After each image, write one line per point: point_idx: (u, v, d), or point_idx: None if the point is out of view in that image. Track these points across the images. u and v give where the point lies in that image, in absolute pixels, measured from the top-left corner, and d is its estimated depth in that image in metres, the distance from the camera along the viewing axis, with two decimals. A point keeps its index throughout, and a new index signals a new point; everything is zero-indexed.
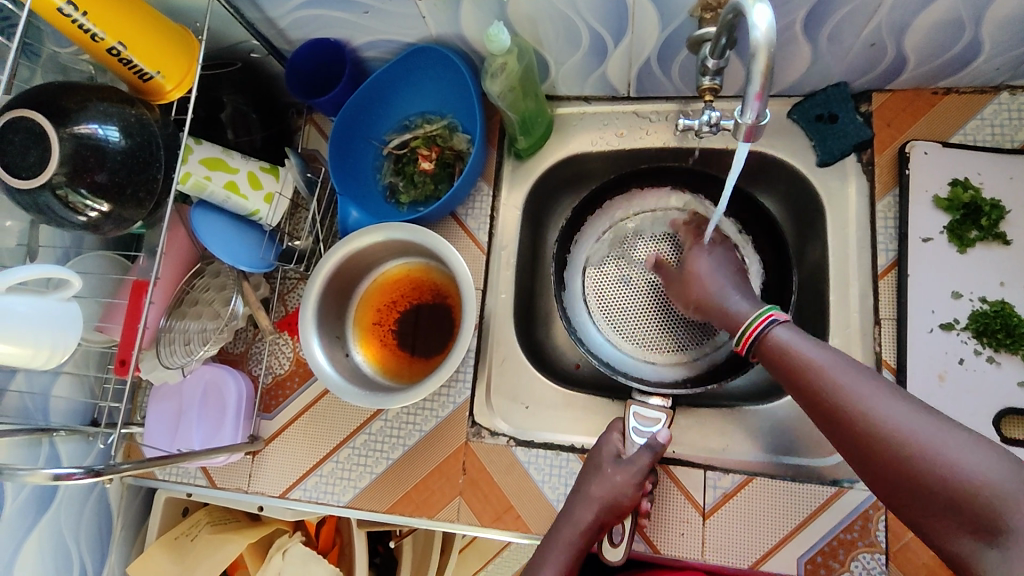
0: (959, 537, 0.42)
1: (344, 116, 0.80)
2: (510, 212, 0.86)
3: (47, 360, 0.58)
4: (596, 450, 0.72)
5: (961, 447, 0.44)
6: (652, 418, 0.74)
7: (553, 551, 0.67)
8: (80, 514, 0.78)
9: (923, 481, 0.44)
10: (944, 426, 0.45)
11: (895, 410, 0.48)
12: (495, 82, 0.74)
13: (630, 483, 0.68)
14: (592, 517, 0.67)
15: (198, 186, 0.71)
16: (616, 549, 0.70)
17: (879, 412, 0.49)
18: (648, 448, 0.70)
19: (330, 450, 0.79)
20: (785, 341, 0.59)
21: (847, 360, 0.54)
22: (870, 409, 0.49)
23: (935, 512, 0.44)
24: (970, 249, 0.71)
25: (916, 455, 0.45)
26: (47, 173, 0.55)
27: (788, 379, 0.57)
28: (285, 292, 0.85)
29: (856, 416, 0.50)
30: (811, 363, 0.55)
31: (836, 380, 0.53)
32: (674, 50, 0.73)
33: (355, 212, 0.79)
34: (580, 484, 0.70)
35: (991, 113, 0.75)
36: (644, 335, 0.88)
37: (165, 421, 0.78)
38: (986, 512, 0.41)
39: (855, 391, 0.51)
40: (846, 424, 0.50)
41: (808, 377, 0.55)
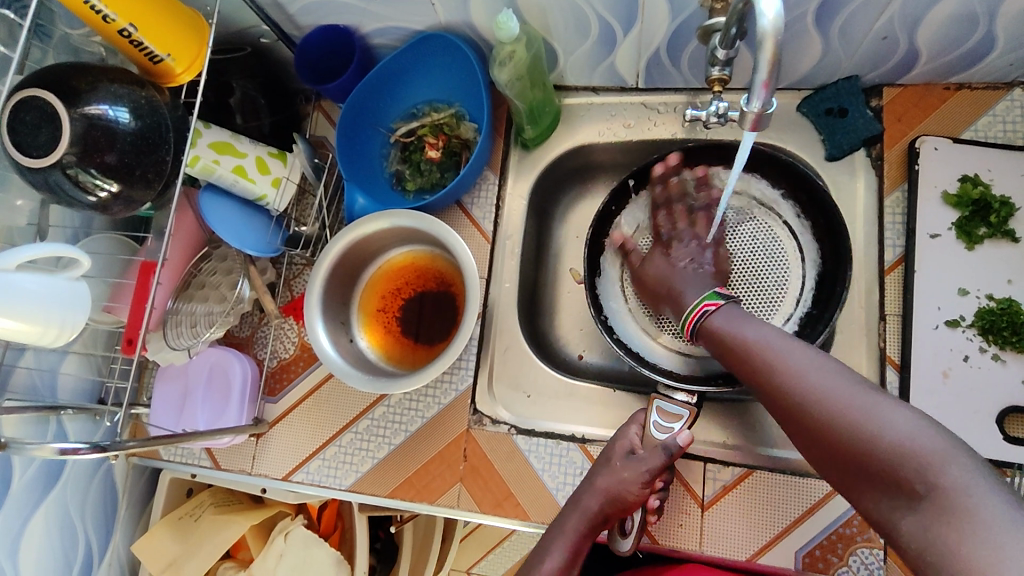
0: (880, 497, 0.45)
1: (352, 103, 0.81)
2: (515, 201, 0.86)
3: (55, 338, 0.59)
4: (612, 443, 0.71)
5: (890, 415, 0.45)
6: (674, 414, 0.71)
7: (558, 538, 0.68)
8: (86, 491, 0.79)
9: (846, 446, 0.47)
10: (873, 397, 0.47)
11: (824, 380, 0.51)
12: (502, 70, 0.74)
13: (638, 480, 0.66)
14: (598, 507, 0.67)
15: (206, 170, 0.72)
16: (625, 539, 0.70)
17: (810, 384, 0.51)
18: (664, 450, 0.66)
19: (333, 435, 0.80)
20: (724, 327, 0.63)
21: (787, 341, 0.57)
22: (802, 383, 0.52)
23: (862, 479, 0.46)
24: (978, 246, 0.70)
25: (840, 423, 0.48)
26: (59, 152, 0.56)
27: (735, 364, 0.61)
28: (292, 277, 0.86)
29: (791, 395, 0.52)
30: (753, 345, 0.59)
31: (775, 360, 0.56)
32: (683, 41, 0.73)
33: (361, 199, 0.80)
34: (590, 475, 0.70)
35: (1003, 109, 0.74)
36: (682, 325, 0.84)
37: (170, 402, 0.78)
38: (898, 472, 0.43)
39: (795, 370, 0.53)
40: (783, 399, 0.53)
41: (752, 358, 0.58)
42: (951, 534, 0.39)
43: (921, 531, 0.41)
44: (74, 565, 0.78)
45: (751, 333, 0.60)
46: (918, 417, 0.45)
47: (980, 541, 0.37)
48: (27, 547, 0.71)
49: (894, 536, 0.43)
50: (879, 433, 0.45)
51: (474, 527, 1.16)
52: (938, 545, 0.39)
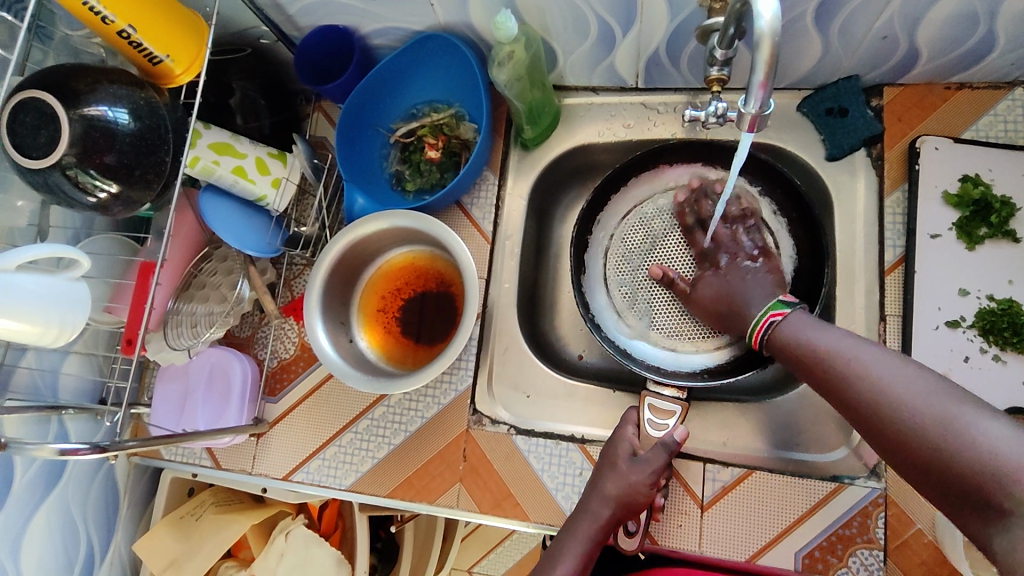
0: (973, 516, 0.41)
1: (351, 103, 0.81)
2: (515, 202, 0.86)
3: (56, 338, 0.59)
4: (611, 446, 0.71)
5: (981, 426, 0.42)
6: (666, 411, 0.75)
7: (572, 544, 0.66)
8: (88, 491, 0.79)
9: (937, 461, 0.43)
10: (960, 405, 0.44)
11: (908, 390, 0.47)
12: (501, 71, 0.74)
13: (645, 483, 0.67)
14: (609, 514, 0.67)
15: (206, 171, 0.72)
16: (631, 538, 0.70)
17: (893, 395, 0.48)
18: (663, 447, 0.68)
19: (333, 435, 0.80)
20: (790, 332, 0.61)
21: (866, 347, 0.54)
22: (884, 393, 0.49)
23: (949, 493, 0.43)
24: (979, 247, 0.70)
25: (923, 435, 0.45)
26: (58, 153, 0.56)
27: (809, 373, 0.57)
28: (292, 277, 0.86)
29: (867, 402, 0.50)
30: (827, 352, 0.55)
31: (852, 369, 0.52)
32: (682, 41, 0.73)
33: (360, 198, 0.80)
34: (596, 481, 0.70)
35: (1005, 109, 0.74)
36: (662, 318, 0.84)
37: (171, 402, 0.79)
38: (994, 489, 0.40)
39: (871, 375, 0.51)
40: (862, 410, 0.50)
41: (824, 367, 0.55)
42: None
43: (1013, 551, 0.38)
44: (75, 564, 0.79)
45: (826, 341, 0.56)
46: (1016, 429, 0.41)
47: None
48: (28, 546, 0.71)
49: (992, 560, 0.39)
50: (971, 446, 0.42)
51: (475, 527, 1.16)
52: None
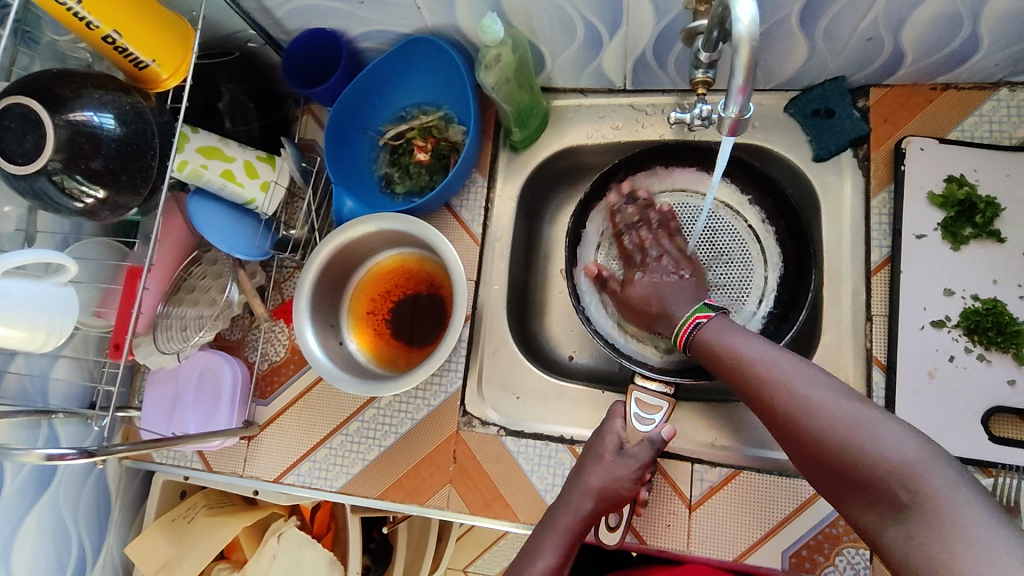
0: (864, 504, 0.49)
1: (340, 106, 0.81)
2: (504, 203, 0.86)
3: (44, 343, 0.60)
4: (598, 439, 0.71)
5: (881, 430, 0.49)
6: (654, 405, 0.74)
7: (550, 536, 0.67)
8: (79, 495, 0.80)
9: (837, 459, 0.50)
10: (862, 410, 0.51)
11: (814, 395, 0.54)
12: (489, 73, 0.74)
13: (631, 477, 0.67)
14: (590, 507, 0.67)
15: (194, 174, 0.72)
16: (613, 532, 0.71)
17: (800, 399, 0.54)
18: (648, 443, 0.69)
19: (323, 437, 0.80)
20: (712, 335, 0.65)
21: (776, 351, 0.59)
22: (793, 397, 0.55)
23: (851, 487, 0.50)
24: (964, 247, 0.70)
25: (831, 438, 0.51)
26: (43, 158, 0.56)
27: (722, 373, 0.62)
28: (281, 281, 0.86)
29: (782, 404, 0.55)
30: (744, 357, 0.60)
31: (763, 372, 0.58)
32: (668, 43, 0.73)
33: (349, 201, 0.80)
34: (580, 470, 0.70)
35: (990, 109, 0.74)
36: None
37: (160, 406, 0.79)
38: (883, 485, 0.47)
39: (786, 381, 0.56)
40: (772, 411, 0.56)
41: (742, 371, 0.60)
42: (937, 543, 0.43)
43: (905, 539, 0.45)
44: (67, 567, 0.79)
45: (740, 344, 0.61)
46: (901, 432, 0.48)
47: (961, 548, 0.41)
48: (19, 550, 0.71)
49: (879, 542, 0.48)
50: (864, 447, 0.49)
51: (470, 527, 1.17)
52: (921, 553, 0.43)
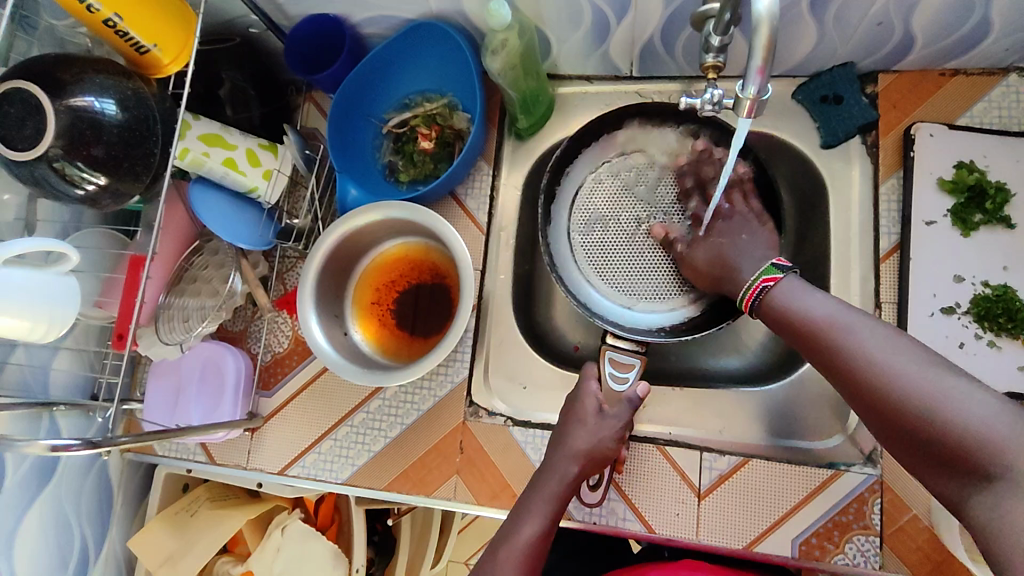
0: (947, 480, 0.44)
1: (342, 94, 0.80)
2: (509, 192, 0.86)
3: (45, 334, 0.59)
4: (576, 403, 0.71)
5: (976, 405, 0.43)
6: (626, 363, 0.75)
7: (537, 502, 0.64)
8: (81, 488, 0.79)
9: (917, 425, 0.45)
10: (952, 381, 0.45)
11: (895, 360, 0.48)
12: (495, 59, 0.73)
13: (613, 437, 0.68)
14: (578, 470, 0.66)
15: (196, 163, 0.71)
16: (594, 492, 0.73)
17: (878, 360, 0.49)
18: (626, 402, 0.71)
19: (328, 428, 0.79)
20: (782, 297, 0.60)
21: (856, 315, 0.54)
22: (867, 359, 0.49)
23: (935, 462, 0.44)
24: (974, 233, 0.70)
25: (917, 410, 0.45)
26: (44, 145, 0.55)
27: (794, 336, 0.57)
28: (284, 271, 0.84)
29: (860, 374, 0.49)
30: (818, 320, 0.55)
31: (836, 333, 0.53)
32: (677, 28, 0.72)
33: (353, 189, 0.80)
34: (563, 435, 0.69)
35: (999, 95, 0.73)
36: (625, 277, 0.83)
37: (163, 397, 0.78)
38: (970, 455, 0.42)
39: (868, 346, 0.50)
40: (849, 379, 0.50)
41: (812, 333, 0.55)
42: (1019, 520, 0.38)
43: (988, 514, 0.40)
44: (69, 562, 0.78)
45: (811, 304, 0.57)
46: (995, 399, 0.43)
47: None
48: (21, 545, 0.70)
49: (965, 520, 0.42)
50: (953, 418, 0.43)
51: (472, 519, 1.17)
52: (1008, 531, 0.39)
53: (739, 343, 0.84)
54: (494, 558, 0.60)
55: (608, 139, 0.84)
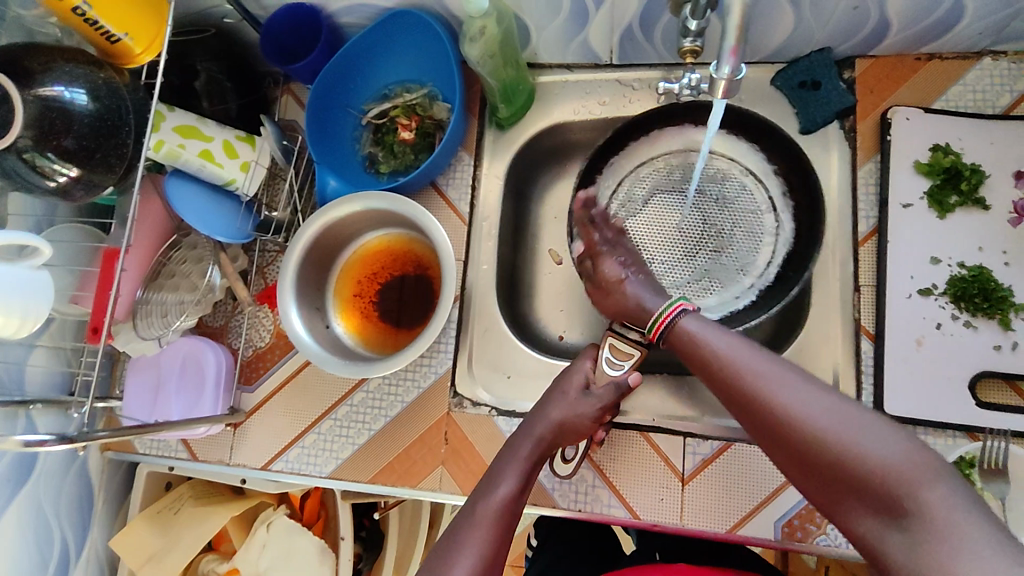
0: (858, 514, 0.44)
1: (319, 84, 0.79)
2: (491, 182, 0.86)
3: (18, 329, 0.58)
4: (564, 377, 0.72)
5: (883, 440, 0.44)
6: (626, 353, 0.72)
7: (509, 468, 0.64)
8: (60, 487, 0.77)
9: (832, 462, 0.45)
10: (856, 415, 0.46)
11: (801, 396, 0.48)
12: (473, 47, 0.72)
13: (592, 415, 0.69)
14: (550, 435, 0.67)
15: (171, 155, 0.70)
16: (566, 464, 0.74)
17: (789, 398, 0.48)
18: (613, 387, 0.71)
19: (312, 422, 0.79)
20: (692, 327, 0.60)
21: (757, 350, 0.54)
22: (773, 392, 0.49)
23: (849, 497, 0.45)
24: (950, 215, 0.71)
25: (830, 446, 0.45)
26: (12, 135, 0.54)
27: (703, 369, 0.56)
28: (265, 265, 0.83)
29: (771, 411, 0.49)
30: (726, 353, 0.55)
31: (740, 367, 0.53)
32: (655, 14, 0.73)
33: (332, 180, 0.79)
34: (542, 405, 0.70)
35: (973, 79, 0.74)
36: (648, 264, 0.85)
37: (143, 393, 0.77)
38: (884, 492, 0.43)
39: (777, 379, 0.50)
40: (760, 415, 0.50)
41: (722, 367, 0.54)
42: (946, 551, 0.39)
43: (911, 549, 0.41)
44: (49, 561, 0.77)
45: (716, 339, 0.56)
46: (888, 432, 0.45)
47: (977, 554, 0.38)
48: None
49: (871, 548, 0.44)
50: (868, 454, 0.44)
51: None
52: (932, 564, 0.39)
53: None
54: (469, 514, 0.59)
55: (657, 133, 0.87)
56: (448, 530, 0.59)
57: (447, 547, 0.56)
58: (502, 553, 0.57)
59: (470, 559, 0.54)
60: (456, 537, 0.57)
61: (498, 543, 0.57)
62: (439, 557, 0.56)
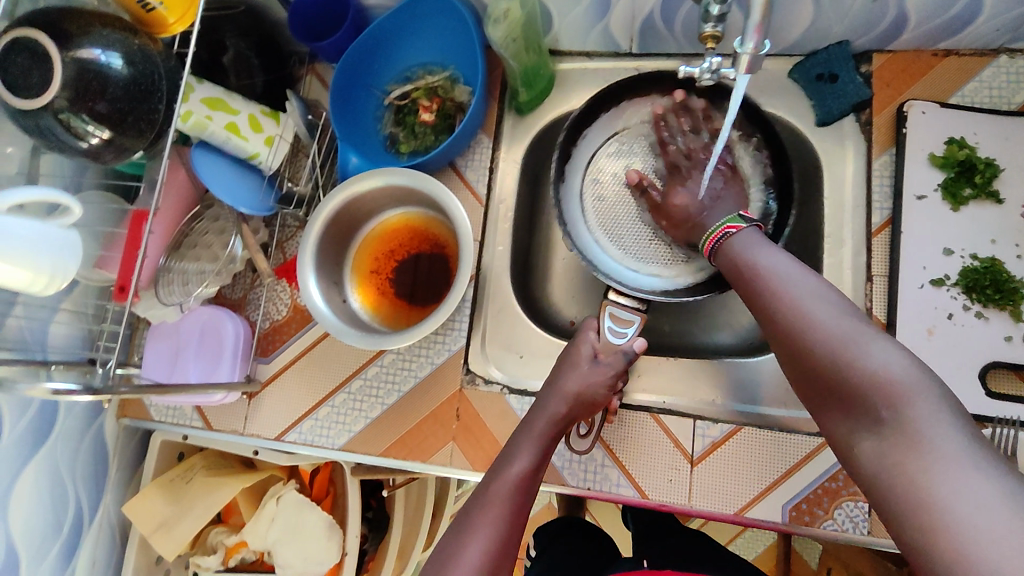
0: (842, 417, 0.48)
1: (345, 62, 0.80)
2: (509, 166, 0.87)
3: (46, 286, 0.60)
4: (571, 349, 0.74)
5: (881, 355, 0.47)
6: (626, 319, 0.76)
7: (525, 444, 0.67)
8: (77, 451, 0.79)
9: (825, 366, 0.49)
10: (866, 330, 0.49)
11: (817, 309, 0.52)
12: (497, 27, 0.74)
13: (604, 383, 0.71)
14: (566, 410, 0.69)
15: (198, 125, 0.71)
16: (584, 438, 0.74)
17: (804, 310, 0.52)
18: (622, 354, 0.74)
19: (325, 395, 0.80)
20: (737, 245, 0.63)
21: (798, 270, 0.57)
22: (795, 304, 0.53)
23: (836, 399, 0.49)
24: (964, 207, 0.72)
25: (828, 351, 0.49)
26: (51, 94, 0.55)
27: (742, 287, 0.61)
28: (285, 239, 0.85)
29: (784, 319, 0.54)
30: (762, 268, 0.58)
31: (774, 286, 0.56)
32: (676, 2, 0.74)
33: (355, 157, 0.80)
34: (553, 379, 0.72)
35: (990, 75, 0.75)
36: (632, 239, 0.85)
37: (161, 357, 0.78)
38: (867, 399, 0.46)
39: (800, 296, 0.54)
40: (777, 324, 0.55)
41: (753, 283, 0.59)
42: (907, 461, 0.42)
43: (878, 450, 0.44)
44: (64, 523, 0.78)
45: (763, 257, 0.59)
46: (903, 353, 0.47)
47: (930, 468, 0.40)
48: (16, 502, 0.70)
49: (851, 455, 0.47)
50: (861, 363, 0.47)
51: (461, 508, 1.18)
52: (891, 469, 0.43)
53: (734, 319, 0.85)
54: (484, 491, 0.61)
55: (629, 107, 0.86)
56: (465, 504, 0.61)
57: (464, 522, 0.59)
58: (518, 527, 0.60)
59: (488, 532, 0.57)
60: (472, 513, 0.59)
61: (514, 516, 0.59)
62: (455, 534, 0.58)
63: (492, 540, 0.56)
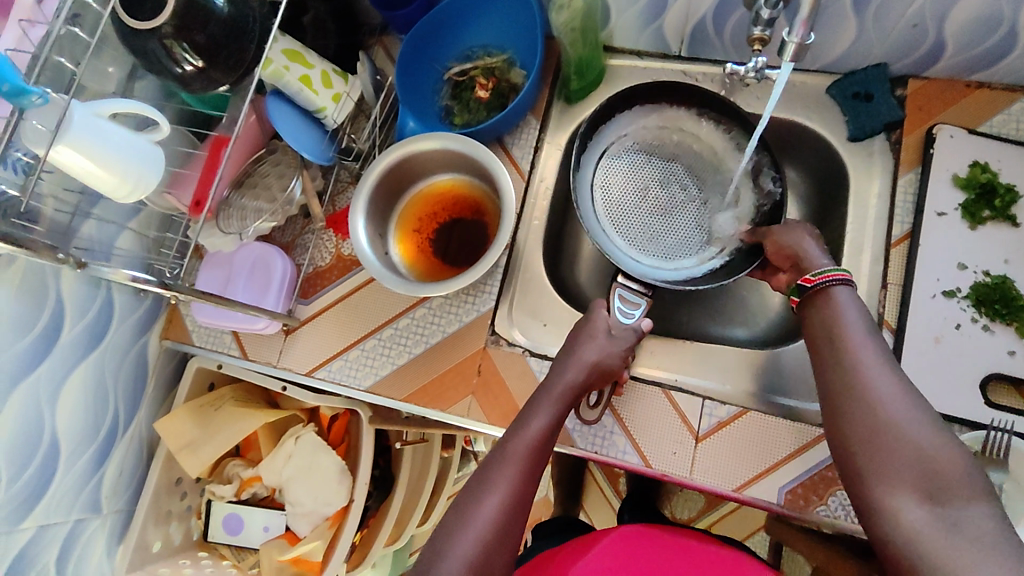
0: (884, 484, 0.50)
1: (414, 34, 0.87)
2: (552, 149, 0.92)
3: (128, 195, 0.65)
4: (587, 322, 0.78)
5: (950, 451, 0.49)
6: (633, 302, 0.83)
7: (545, 403, 0.71)
8: (122, 361, 0.84)
9: (889, 438, 0.51)
10: (937, 422, 0.51)
11: (892, 386, 0.53)
12: (560, 14, 0.80)
13: (619, 352, 0.76)
14: (585, 373, 0.73)
15: (276, 74, 0.77)
16: (592, 409, 0.78)
17: (879, 385, 0.54)
18: (631, 330, 0.79)
19: (357, 339, 0.85)
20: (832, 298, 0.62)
21: (877, 342, 0.58)
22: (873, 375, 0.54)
23: (886, 471, 0.50)
24: (981, 227, 0.76)
25: (893, 427, 0.51)
26: (160, 20, 0.62)
27: (815, 337, 0.61)
28: (337, 193, 0.91)
29: (858, 382, 0.54)
30: (846, 331, 0.59)
31: (855, 351, 0.57)
32: (728, 10, 0.79)
33: (411, 122, 0.86)
34: (571, 348, 0.76)
35: (1018, 110, 0.80)
36: (635, 231, 0.91)
37: (213, 283, 0.84)
38: (928, 482, 0.48)
39: (878, 368, 0.55)
40: (844, 385, 0.55)
41: (833, 337, 0.59)
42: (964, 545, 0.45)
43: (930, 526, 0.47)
44: (101, 428, 0.83)
45: (849, 320, 0.59)
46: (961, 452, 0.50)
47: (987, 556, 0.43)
48: (64, 397, 0.76)
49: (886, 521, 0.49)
50: (930, 450, 0.49)
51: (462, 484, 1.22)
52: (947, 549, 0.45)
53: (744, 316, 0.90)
54: (505, 445, 0.67)
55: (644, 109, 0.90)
56: (488, 455, 0.67)
57: (485, 473, 0.64)
58: (532, 484, 0.65)
59: (508, 481, 0.62)
60: (493, 468, 0.64)
61: (530, 469, 0.65)
62: (477, 479, 0.64)
63: (513, 489, 0.62)
